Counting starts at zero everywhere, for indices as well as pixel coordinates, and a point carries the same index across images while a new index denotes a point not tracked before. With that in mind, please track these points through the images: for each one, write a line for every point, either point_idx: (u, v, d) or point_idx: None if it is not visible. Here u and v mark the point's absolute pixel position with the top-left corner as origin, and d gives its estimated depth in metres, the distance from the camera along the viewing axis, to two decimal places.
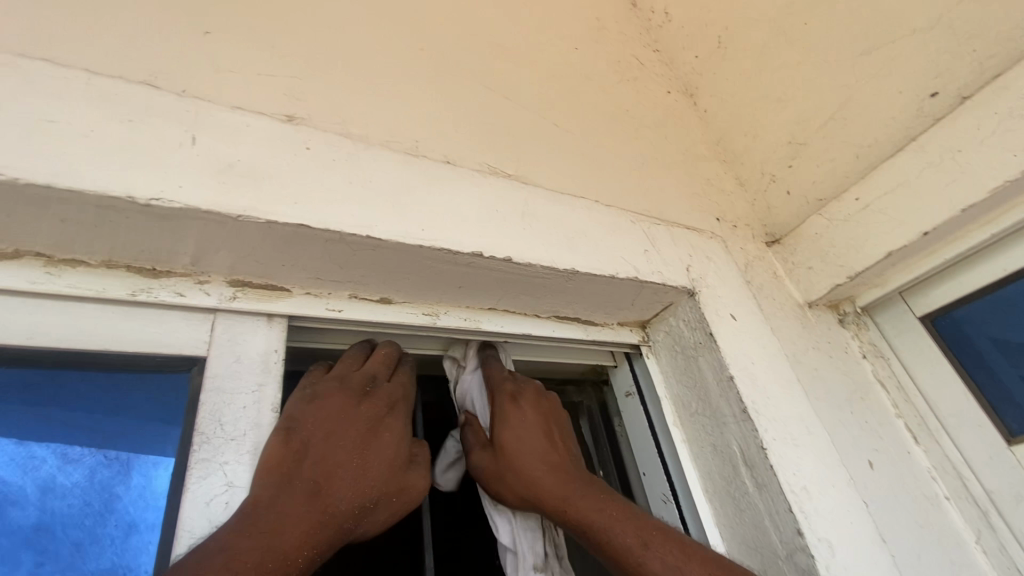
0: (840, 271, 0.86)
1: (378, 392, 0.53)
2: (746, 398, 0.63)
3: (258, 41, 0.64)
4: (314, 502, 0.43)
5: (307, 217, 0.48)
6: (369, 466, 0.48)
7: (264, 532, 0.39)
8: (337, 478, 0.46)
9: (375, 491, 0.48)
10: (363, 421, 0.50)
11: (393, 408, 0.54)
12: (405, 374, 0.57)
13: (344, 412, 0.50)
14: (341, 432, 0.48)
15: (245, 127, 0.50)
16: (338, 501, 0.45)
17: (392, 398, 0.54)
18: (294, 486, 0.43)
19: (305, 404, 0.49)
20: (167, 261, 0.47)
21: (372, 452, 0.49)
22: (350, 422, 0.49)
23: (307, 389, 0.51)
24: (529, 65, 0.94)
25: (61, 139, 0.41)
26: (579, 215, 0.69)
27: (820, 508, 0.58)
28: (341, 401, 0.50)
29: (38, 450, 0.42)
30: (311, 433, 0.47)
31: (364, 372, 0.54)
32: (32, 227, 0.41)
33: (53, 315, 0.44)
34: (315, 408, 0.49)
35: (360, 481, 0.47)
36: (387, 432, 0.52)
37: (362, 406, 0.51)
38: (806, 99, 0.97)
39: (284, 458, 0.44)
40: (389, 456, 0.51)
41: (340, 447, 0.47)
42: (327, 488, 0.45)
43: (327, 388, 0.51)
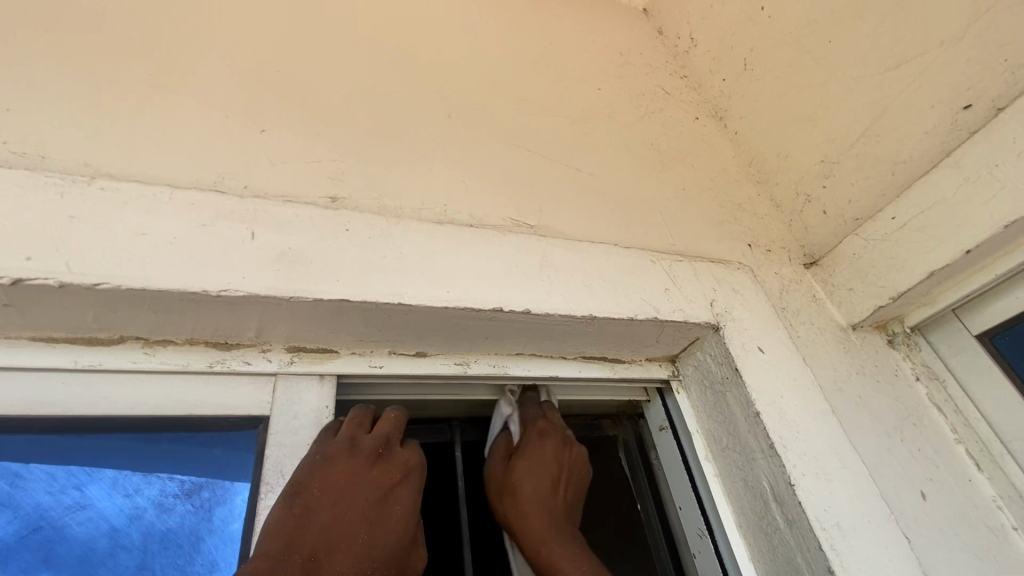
0: (882, 292, 0.84)
1: (391, 458, 0.57)
2: (773, 434, 0.64)
3: (304, 131, 0.73)
4: None
5: (348, 292, 0.56)
6: (374, 541, 0.51)
7: None
8: (338, 554, 0.49)
9: (375, 570, 0.51)
10: (372, 489, 0.54)
11: (408, 473, 0.57)
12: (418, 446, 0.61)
13: (355, 477, 0.53)
14: (349, 502, 0.52)
15: (294, 216, 0.59)
16: (337, 575, 0.48)
17: (407, 463, 0.58)
18: (295, 558, 0.46)
19: (316, 464, 0.52)
20: (236, 336, 0.56)
21: (378, 526, 0.52)
22: (361, 489, 0.53)
23: (317, 452, 0.53)
24: (551, 112, 0.99)
25: (152, 247, 0.51)
26: (599, 261, 0.73)
27: (852, 545, 0.58)
28: (354, 468, 0.53)
29: (140, 501, 0.52)
30: (317, 499, 0.50)
31: (376, 435, 0.57)
32: (133, 319, 0.51)
33: (150, 388, 0.53)
34: (329, 470, 0.52)
35: (362, 558, 0.50)
36: (398, 504, 0.55)
37: (372, 472, 0.54)
38: (836, 117, 0.96)
39: (293, 526, 0.48)
40: (396, 530, 0.54)
41: (347, 519, 0.51)
42: (327, 563, 0.48)
43: (337, 451, 0.53)
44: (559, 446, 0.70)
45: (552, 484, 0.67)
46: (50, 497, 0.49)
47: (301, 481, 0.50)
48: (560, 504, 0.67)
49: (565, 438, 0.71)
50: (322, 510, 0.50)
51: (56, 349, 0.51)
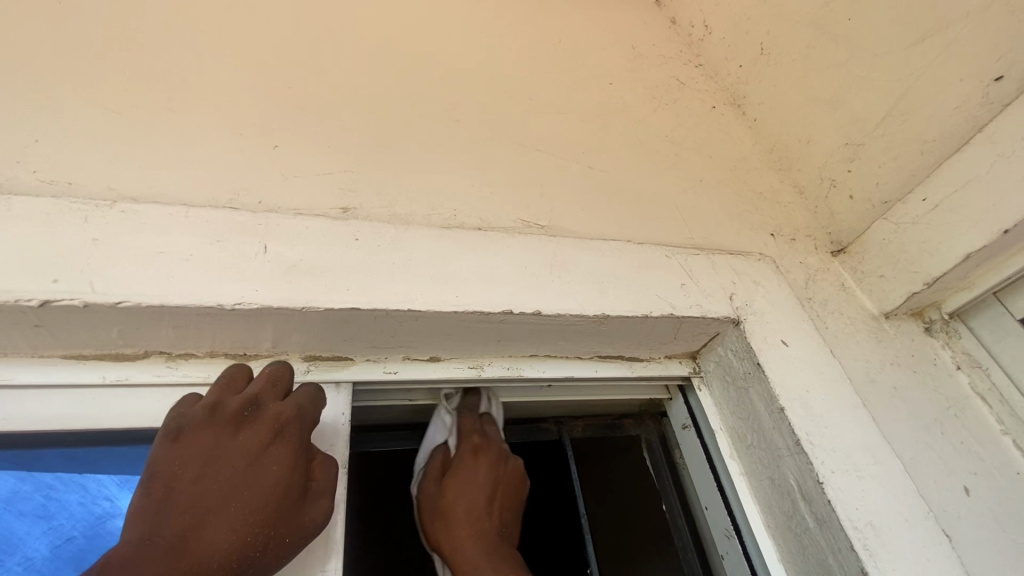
0: (915, 278, 0.80)
1: (260, 417, 0.51)
2: (799, 430, 0.62)
3: (314, 144, 0.75)
4: (180, 558, 0.42)
5: (358, 300, 0.56)
6: (251, 507, 0.46)
7: None
8: (210, 526, 0.44)
9: (263, 532, 0.46)
10: (238, 454, 0.48)
11: (280, 432, 0.51)
12: (301, 394, 0.54)
13: (215, 446, 0.48)
14: (213, 473, 0.47)
15: (304, 228, 0.60)
16: (211, 549, 0.43)
17: (279, 421, 0.51)
18: (160, 542, 0.42)
19: (169, 444, 0.47)
20: (254, 347, 0.58)
21: (254, 490, 0.47)
22: (224, 459, 0.48)
23: (174, 424, 0.48)
24: (561, 110, 0.98)
25: (170, 265, 0.53)
26: (612, 259, 0.72)
27: (887, 544, 0.56)
28: (219, 440, 0.48)
29: None
30: (178, 475, 0.46)
31: (240, 399, 0.51)
32: (154, 334, 0.53)
33: (174, 400, 0.55)
34: (180, 449, 0.47)
35: (238, 526, 0.45)
36: (274, 464, 0.49)
37: (238, 436, 0.49)
38: (859, 97, 0.92)
39: (153, 514, 0.44)
40: (279, 489, 0.48)
41: (217, 490, 0.46)
42: (197, 540, 0.43)
43: (192, 421, 0.49)
44: (491, 462, 0.69)
45: (486, 504, 0.67)
46: (82, 507, 0.53)
47: (156, 463, 0.46)
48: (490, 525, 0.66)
49: (501, 453, 0.70)
50: (181, 491, 0.45)
51: (85, 366, 0.54)
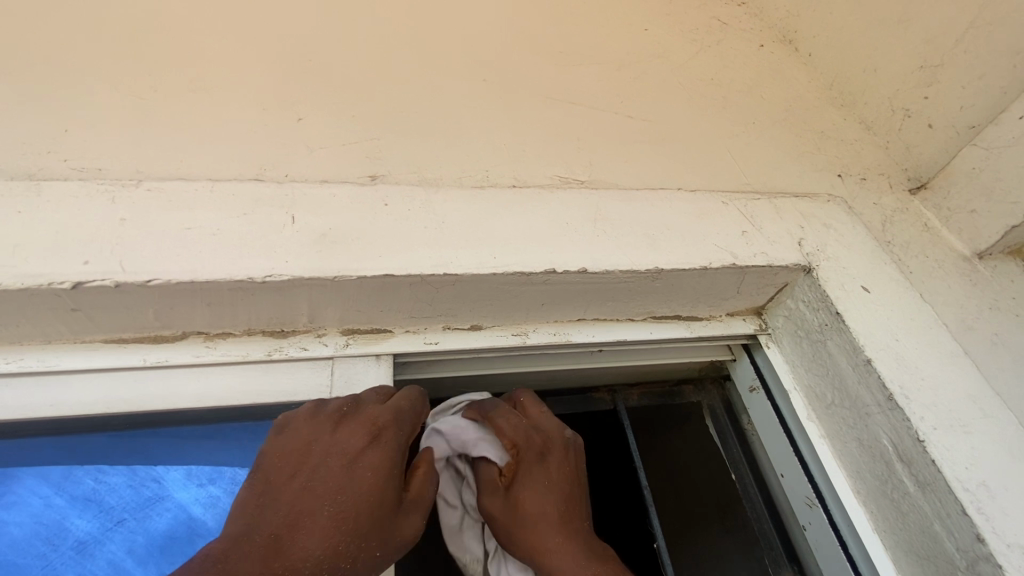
0: (1016, 210, 0.70)
1: (358, 415, 0.50)
2: (891, 383, 0.55)
3: (338, 115, 0.72)
4: (273, 559, 0.42)
5: (391, 267, 0.53)
6: (341, 511, 0.45)
7: None
8: (303, 529, 0.44)
9: (353, 543, 0.44)
10: (336, 453, 0.48)
11: (377, 436, 0.49)
12: (404, 398, 0.53)
13: (314, 443, 0.48)
14: (310, 473, 0.47)
15: (332, 196, 0.57)
16: (303, 553, 0.43)
17: (377, 423, 0.50)
18: (259, 537, 0.43)
19: (275, 435, 0.49)
20: (290, 322, 0.56)
21: (349, 496, 0.46)
22: (321, 457, 0.48)
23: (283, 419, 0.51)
24: (593, 61, 0.91)
25: (198, 241, 0.51)
26: (661, 210, 0.65)
27: (1005, 507, 0.49)
28: (320, 440, 0.49)
29: (215, 490, 0.53)
30: (278, 471, 0.47)
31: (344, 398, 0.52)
32: (190, 313, 0.52)
33: (215, 381, 0.54)
34: (284, 443, 0.49)
35: (332, 532, 0.44)
36: (368, 468, 0.48)
37: (335, 433, 0.49)
38: (935, 10, 0.80)
39: (254, 507, 0.45)
40: (370, 497, 0.47)
41: (311, 491, 0.46)
42: (290, 541, 0.43)
43: (297, 418, 0.50)
44: None
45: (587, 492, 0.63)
46: (131, 490, 0.52)
47: (264, 457, 0.48)
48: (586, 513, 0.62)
49: None
50: (282, 487, 0.46)
51: (125, 349, 0.53)
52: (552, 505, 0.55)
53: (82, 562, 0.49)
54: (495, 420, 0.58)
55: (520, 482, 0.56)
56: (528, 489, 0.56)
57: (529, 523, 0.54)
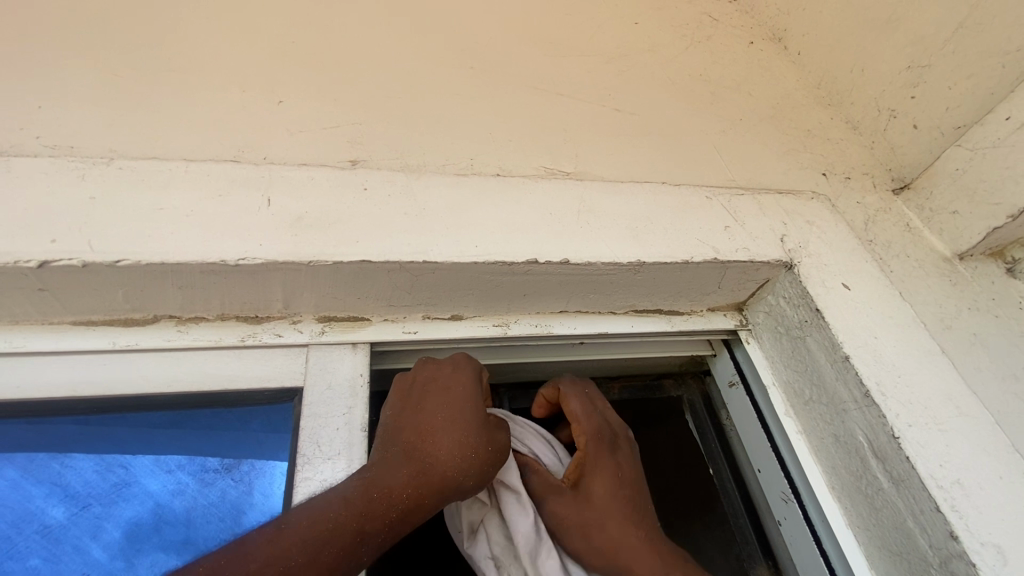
0: (997, 211, 0.70)
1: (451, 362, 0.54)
2: (868, 380, 0.55)
3: (321, 99, 0.70)
4: (412, 456, 0.47)
5: (368, 254, 0.52)
6: (454, 416, 0.49)
7: (366, 482, 0.44)
8: (430, 433, 0.48)
9: (473, 437, 0.48)
10: (430, 387, 0.52)
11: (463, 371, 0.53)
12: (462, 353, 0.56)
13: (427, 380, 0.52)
14: (416, 403, 0.51)
15: (310, 180, 0.56)
16: (437, 453, 0.47)
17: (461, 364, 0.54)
18: (395, 449, 0.47)
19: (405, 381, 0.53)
20: (265, 308, 0.55)
21: (457, 404, 0.50)
22: (422, 393, 0.51)
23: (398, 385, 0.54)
24: (583, 53, 0.90)
25: (170, 222, 0.50)
26: (645, 203, 0.65)
27: (977, 504, 0.49)
28: (420, 381, 0.53)
29: (183, 477, 0.51)
30: (393, 413, 0.51)
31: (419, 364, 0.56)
32: (161, 296, 0.51)
33: (185, 366, 0.52)
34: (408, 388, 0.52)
35: (454, 431, 0.48)
36: (457, 386, 0.51)
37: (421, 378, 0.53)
38: (924, 12, 0.81)
39: (382, 438, 0.49)
40: (471, 404, 0.50)
41: (424, 411, 0.50)
42: (422, 443, 0.47)
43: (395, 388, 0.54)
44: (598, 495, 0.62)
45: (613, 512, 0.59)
46: (97, 475, 0.50)
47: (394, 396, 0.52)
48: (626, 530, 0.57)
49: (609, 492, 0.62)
50: (401, 420, 0.50)
51: (93, 332, 0.52)
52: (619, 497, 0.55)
53: (47, 547, 0.46)
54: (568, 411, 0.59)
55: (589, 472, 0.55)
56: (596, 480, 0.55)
57: (600, 514, 0.53)
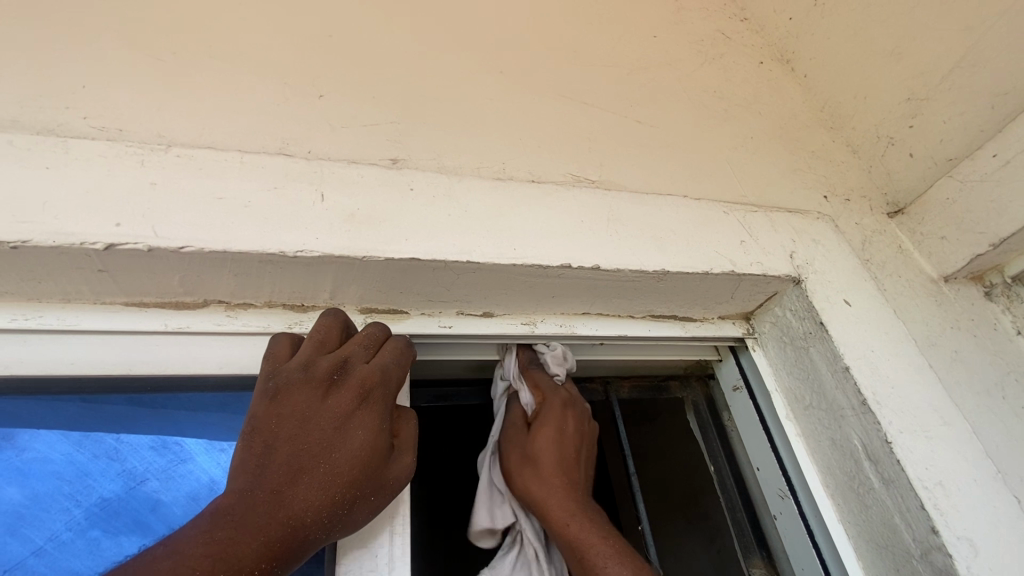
0: (981, 240, 0.77)
1: (348, 378, 0.49)
2: (865, 389, 0.60)
3: (360, 95, 0.72)
4: (275, 511, 0.41)
5: (416, 252, 0.55)
6: (303, 435, 0.45)
7: (216, 544, 0.38)
8: (284, 464, 0.43)
9: (320, 456, 0.45)
10: (283, 392, 0.47)
11: (367, 398, 0.49)
12: (326, 327, 0.52)
13: (310, 410, 0.46)
14: (274, 419, 0.45)
15: (359, 177, 0.58)
16: (293, 489, 0.43)
17: (366, 384, 0.50)
18: (256, 497, 0.41)
19: (269, 400, 0.46)
20: (312, 297, 0.57)
21: (309, 419, 0.46)
22: (285, 400, 0.46)
23: (270, 382, 0.47)
24: (605, 64, 0.94)
25: (229, 211, 0.52)
26: (666, 215, 0.69)
27: (957, 505, 0.55)
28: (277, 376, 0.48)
29: (235, 455, 0.54)
30: (272, 433, 0.45)
31: (298, 360, 0.49)
32: (215, 282, 0.53)
33: (235, 350, 0.55)
34: (278, 407, 0.46)
35: (304, 456, 0.44)
36: (300, 390, 0.47)
37: (293, 386, 0.47)
38: (926, 47, 0.86)
39: (253, 466, 0.43)
40: (317, 411, 0.46)
41: (280, 428, 0.45)
42: (281, 483, 0.43)
43: (290, 380, 0.47)
44: (577, 417, 0.68)
45: (575, 457, 0.66)
46: (153, 451, 0.52)
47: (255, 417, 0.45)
48: (581, 478, 0.65)
49: (576, 405, 0.70)
50: (270, 443, 0.44)
51: (146, 313, 0.53)
52: (564, 458, 0.65)
53: (106, 519, 0.49)
54: (534, 375, 0.70)
55: (542, 425, 0.66)
56: (545, 431, 0.66)
57: (549, 473, 0.62)
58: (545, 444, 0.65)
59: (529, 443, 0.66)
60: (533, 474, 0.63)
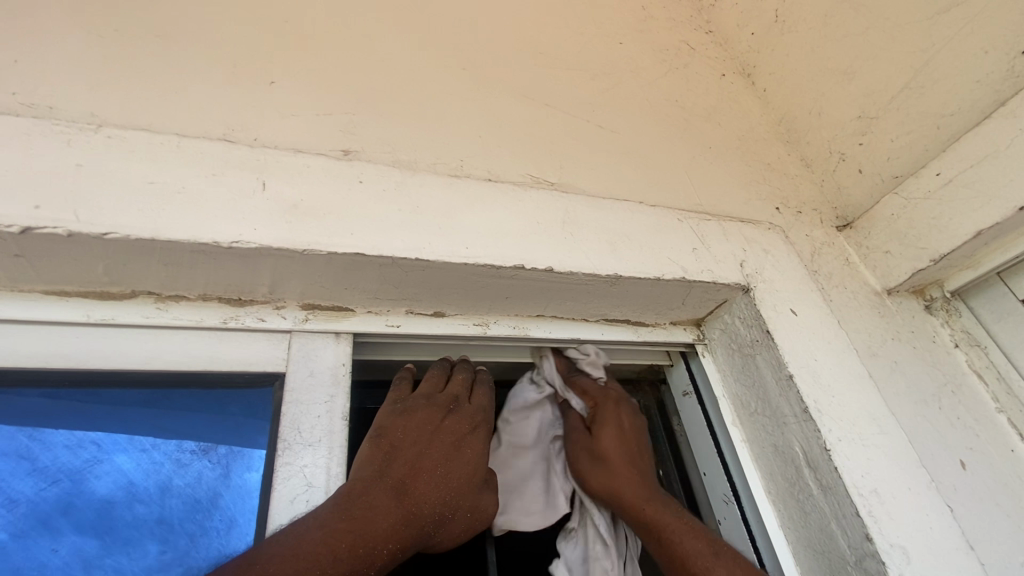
0: (922, 255, 0.79)
1: (460, 410, 0.59)
2: (807, 397, 0.62)
3: (315, 84, 0.70)
4: (401, 501, 0.49)
5: (363, 246, 0.53)
6: (426, 446, 0.54)
7: (354, 519, 0.45)
8: (406, 465, 0.52)
9: (439, 465, 0.54)
10: (410, 410, 0.57)
11: (476, 427, 0.59)
12: (437, 374, 0.63)
13: (431, 425, 0.56)
14: (406, 430, 0.55)
15: (306, 168, 0.57)
16: (414, 486, 0.51)
17: (474, 417, 0.60)
18: (385, 486, 0.49)
19: (398, 415, 0.56)
20: (249, 291, 0.54)
21: (431, 435, 0.55)
22: (413, 419, 0.56)
23: (397, 404, 0.58)
24: (570, 67, 0.94)
25: (161, 197, 0.49)
26: (622, 219, 0.70)
27: (890, 512, 0.57)
28: (402, 403, 0.58)
29: (157, 456, 0.51)
30: (400, 440, 0.54)
31: (418, 392, 0.60)
32: (142, 271, 0.50)
33: (164, 344, 0.52)
34: (406, 421, 0.56)
35: (424, 463, 0.53)
36: (424, 411, 0.57)
37: (419, 408, 0.57)
38: (878, 68, 0.89)
39: (381, 462, 0.51)
40: (440, 431, 0.56)
41: (408, 441, 0.54)
42: (406, 481, 0.51)
43: (415, 403, 0.58)
44: (622, 408, 0.71)
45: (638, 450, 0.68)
46: (68, 451, 0.48)
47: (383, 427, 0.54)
48: (646, 467, 0.67)
49: (619, 398, 0.72)
50: (402, 448, 0.53)
51: (67, 303, 0.50)
52: (631, 453, 0.67)
53: (14, 523, 0.45)
54: (577, 381, 0.73)
55: (601, 421, 0.70)
56: (604, 427, 0.69)
57: (618, 469, 0.66)
58: (606, 442, 0.68)
59: (595, 443, 0.69)
60: (602, 470, 0.66)
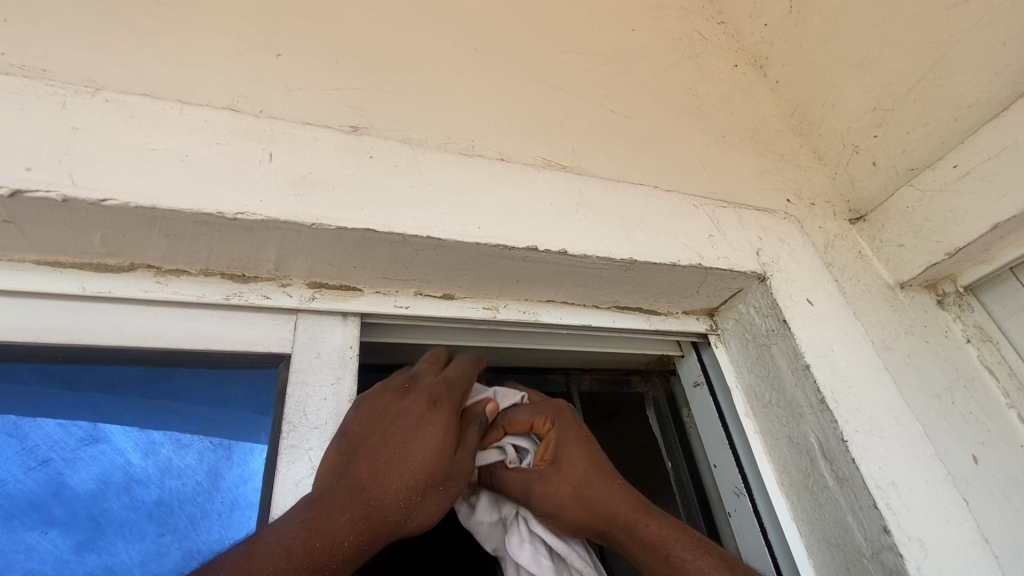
0: (937, 248, 0.78)
1: (418, 387, 0.52)
2: (824, 388, 0.60)
3: (322, 58, 0.68)
4: (358, 497, 0.44)
5: (373, 222, 0.51)
6: (380, 435, 0.47)
7: (309, 521, 0.41)
8: (360, 458, 0.46)
9: (393, 451, 0.46)
10: (364, 402, 0.50)
11: (437, 400, 0.51)
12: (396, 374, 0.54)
13: (386, 410, 0.49)
14: (359, 423, 0.48)
15: (315, 141, 0.54)
16: (368, 479, 0.45)
17: (434, 391, 0.52)
18: (337, 487, 0.44)
19: (354, 406, 0.50)
20: (253, 267, 0.52)
21: (385, 422, 0.48)
22: (367, 408, 0.49)
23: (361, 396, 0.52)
24: (581, 51, 0.92)
25: (163, 164, 0.47)
26: (637, 205, 0.68)
27: (908, 505, 0.55)
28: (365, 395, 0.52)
29: (155, 436, 0.49)
30: (358, 431, 0.48)
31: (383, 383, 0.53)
32: (141, 242, 0.47)
33: (163, 321, 0.50)
34: (364, 411, 0.50)
35: (381, 452, 0.46)
36: (380, 397, 0.51)
37: (376, 394, 0.51)
38: (894, 59, 0.88)
39: (337, 461, 0.46)
40: (394, 416, 0.49)
41: (362, 432, 0.48)
42: (360, 475, 0.45)
43: (374, 391, 0.51)
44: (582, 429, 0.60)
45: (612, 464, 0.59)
46: (60, 429, 0.46)
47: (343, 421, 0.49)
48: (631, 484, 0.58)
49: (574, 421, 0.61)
50: (358, 442, 0.47)
51: (61, 274, 0.48)
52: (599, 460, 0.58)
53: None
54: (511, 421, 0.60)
55: (562, 448, 0.58)
56: (572, 451, 0.57)
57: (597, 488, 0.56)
58: (575, 462, 0.57)
59: (566, 472, 0.56)
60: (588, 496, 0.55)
